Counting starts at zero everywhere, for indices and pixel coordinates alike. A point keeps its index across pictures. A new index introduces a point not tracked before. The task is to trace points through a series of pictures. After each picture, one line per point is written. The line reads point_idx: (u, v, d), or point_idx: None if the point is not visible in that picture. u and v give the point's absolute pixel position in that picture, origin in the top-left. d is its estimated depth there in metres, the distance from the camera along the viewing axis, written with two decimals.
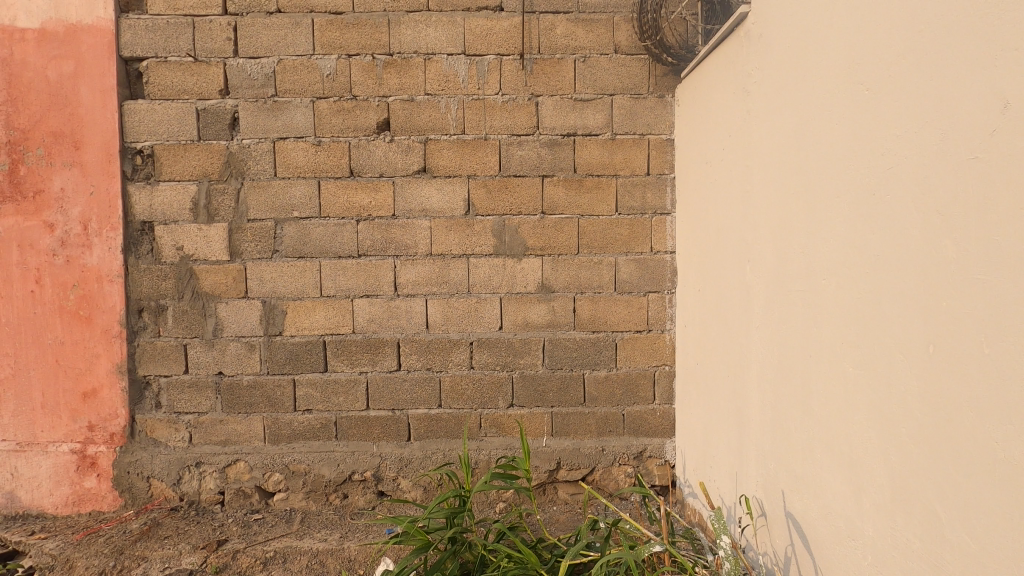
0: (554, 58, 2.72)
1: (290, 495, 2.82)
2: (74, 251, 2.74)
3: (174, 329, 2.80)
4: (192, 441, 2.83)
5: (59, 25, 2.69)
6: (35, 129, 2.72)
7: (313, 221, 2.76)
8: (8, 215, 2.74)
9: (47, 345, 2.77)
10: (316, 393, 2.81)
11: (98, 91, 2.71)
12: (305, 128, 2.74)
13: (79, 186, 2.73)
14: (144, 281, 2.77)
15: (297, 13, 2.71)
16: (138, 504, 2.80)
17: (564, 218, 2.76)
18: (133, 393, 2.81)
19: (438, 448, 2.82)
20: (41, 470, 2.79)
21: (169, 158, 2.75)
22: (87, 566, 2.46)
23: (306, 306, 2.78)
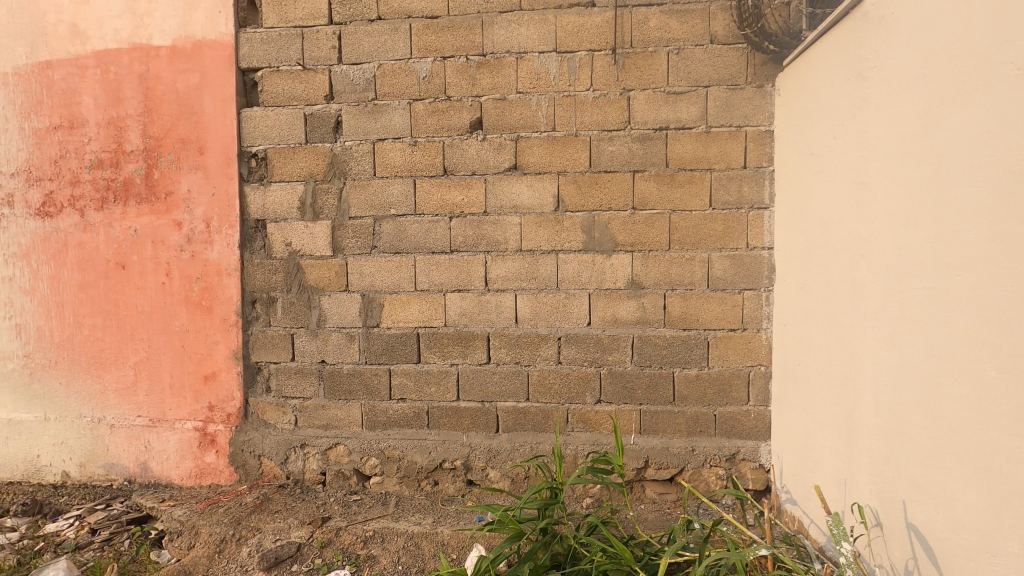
0: (647, 52, 2.69)
1: (386, 480, 2.96)
2: (199, 246, 3.02)
3: (283, 319, 3.01)
4: (298, 424, 3.04)
5: (187, 42, 2.97)
6: (166, 136, 3.01)
7: (409, 218, 2.88)
8: (144, 214, 3.05)
9: (175, 332, 3.06)
10: (410, 383, 2.94)
11: (220, 100, 2.96)
12: (403, 129, 2.86)
13: (203, 188, 3.00)
14: (257, 274, 3.00)
15: (396, 19, 2.84)
16: (251, 480, 3.04)
17: (655, 214, 2.72)
18: (247, 377, 3.05)
19: (525, 441, 2.87)
20: (169, 444, 3.10)
21: (280, 160, 2.95)
22: (210, 533, 2.69)
23: (401, 299, 2.91)
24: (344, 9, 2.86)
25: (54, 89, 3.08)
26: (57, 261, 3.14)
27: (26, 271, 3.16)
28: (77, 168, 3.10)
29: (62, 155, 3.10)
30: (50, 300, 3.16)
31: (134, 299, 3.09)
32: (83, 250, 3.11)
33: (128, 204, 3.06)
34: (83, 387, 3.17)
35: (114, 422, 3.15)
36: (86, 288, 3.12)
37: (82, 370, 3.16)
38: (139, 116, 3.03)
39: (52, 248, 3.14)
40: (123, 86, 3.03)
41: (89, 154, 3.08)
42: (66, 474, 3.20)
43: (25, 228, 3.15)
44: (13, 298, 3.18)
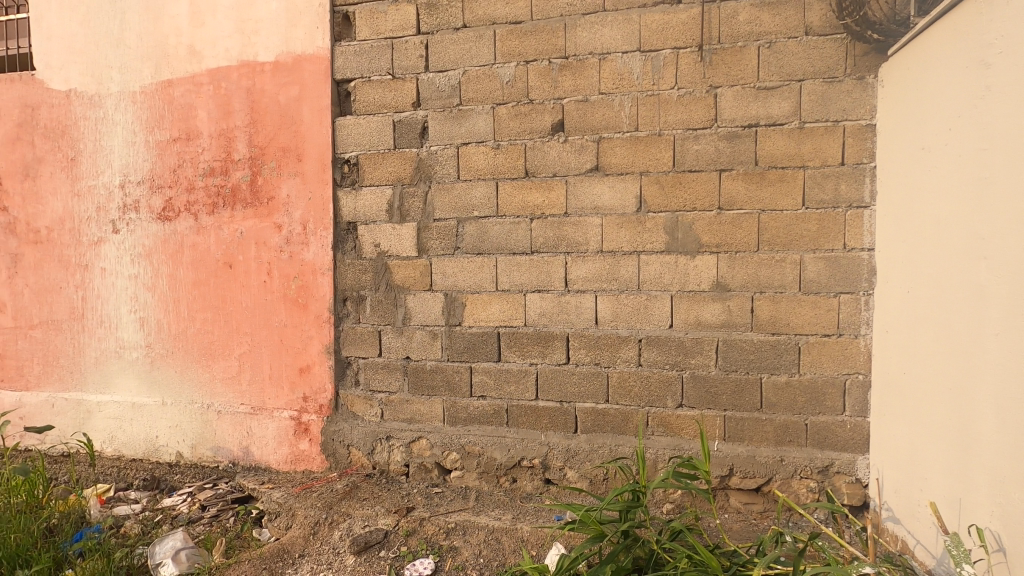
0: (736, 47, 2.61)
1: (466, 474, 3.05)
2: (296, 247, 3.23)
3: (371, 316, 3.16)
4: (384, 417, 3.18)
5: (288, 57, 3.19)
6: (269, 145, 3.25)
7: (491, 220, 2.95)
8: (249, 217, 3.31)
9: (275, 327, 3.29)
10: (490, 381, 3.00)
11: (317, 110, 3.16)
12: (486, 133, 2.93)
13: (301, 193, 3.21)
14: (348, 274, 3.17)
15: (480, 26, 2.92)
16: (340, 468, 3.22)
17: (743, 214, 2.64)
18: (338, 371, 3.23)
19: (604, 443, 2.86)
20: (268, 431, 3.34)
21: (370, 165, 3.11)
22: (305, 515, 2.87)
23: (483, 299, 2.99)
24: (431, 19, 2.98)
25: (174, 105, 3.41)
26: (175, 260, 3.46)
27: (148, 270, 3.52)
28: (192, 176, 3.40)
29: (180, 164, 3.42)
30: (168, 296, 3.49)
31: (239, 296, 3.35)
32: (196, 250, 3.42)
33: (235, 208, 3.33)
34: (194, 375, 3.48)
35: (221, 408, 3.43)
36: (199, 285, 3.42)
37: (194, 360, 3.47)
38: (246, 127, 3.29)
39: (171, 249, 3.47)
40: (232, 100, 3.30)
41: (202, 163, 3.38)
42: (180, 454, 3.52)
43: (148, 230, 3.50)
44: (137, 293, 3.55)
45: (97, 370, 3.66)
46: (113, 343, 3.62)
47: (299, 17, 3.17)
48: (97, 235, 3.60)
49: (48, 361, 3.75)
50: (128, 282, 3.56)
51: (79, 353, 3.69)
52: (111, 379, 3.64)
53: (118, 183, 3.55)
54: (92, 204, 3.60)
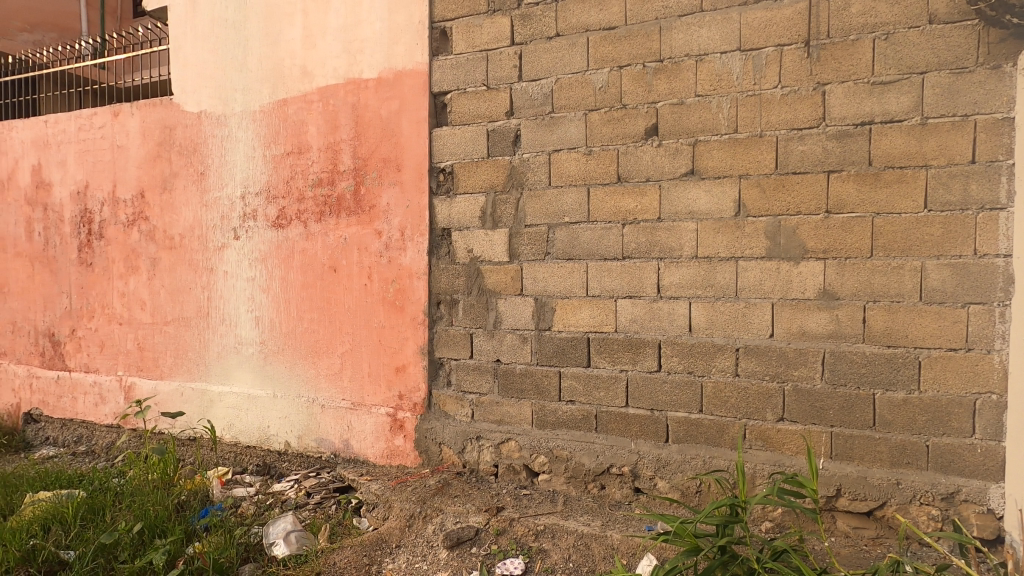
0: (848, 41, 2.46)
1: (554, 478, 3.06)
2: (395, 252, 3.41)
3: (463, 319, 3.27)
4: (474, 417, 3.28)
5: (390, 73, 3.38)
6: (371, 157, 3.45)
7: (582, 225, 2.96)
8: (353, 225, 3.53)
9: (374, 327, 3.49)
10: (579, 386, 3.01)
11: (415, 122, 3.32)
12: (578, 139, 2.95)
13: (399, 201, 3.38)
14: (442, 278, 3.30)
15: (574, 34, 2.94)
16: (433, 465, 3.34)
17: (854, 217, 2.47)
18: (431, 371, 3.36)
19: (697, 454, 2.77)
20: (367, 426, 3.53)
21: (464, 174, 3.22)
22: (401, 508, 3.01)
23: (573, 304, 3.00)
24: (525, 30, 3.05)
25: (288, 122, 3.71)
26: (287, 264, 3.76)
27: (264, 273, 3.84)
28: (302, 187, 3.68)
29: (293, 176, 3.72)
30: (280, 297, 3.79)
31: (342, 298, 3.59)
32: (305, 255, 3.69)
33: (340, 216, 3.57)
34: (302, 371, 3.75)
35: (325, 402, 3.67)
36: (307, 287, 3.70)
37: (301, 357, 3.75)
38: (351, 141, 3.52)
39: (283, 253, 3.77)
40: (339, 116, 3.54)
41: (312, 174, 3.65)
42: (288, 443, 3.81)
43: (264, 237, 3.83)
44: (254, 294, 3.89)
45: (219, 363, 4.04)
46: (232, 340, 3.98)
47: (400, 35, 3.35)
48: (221, 241, 3.98)
49: (178, 354, 4.19)
50: (246, 283, 3.91)
51: (204, 348, 4.09)
52: (230, 372, 4.01)
53: (239, 195, 3.91)
54: (217, 213, 3.99)
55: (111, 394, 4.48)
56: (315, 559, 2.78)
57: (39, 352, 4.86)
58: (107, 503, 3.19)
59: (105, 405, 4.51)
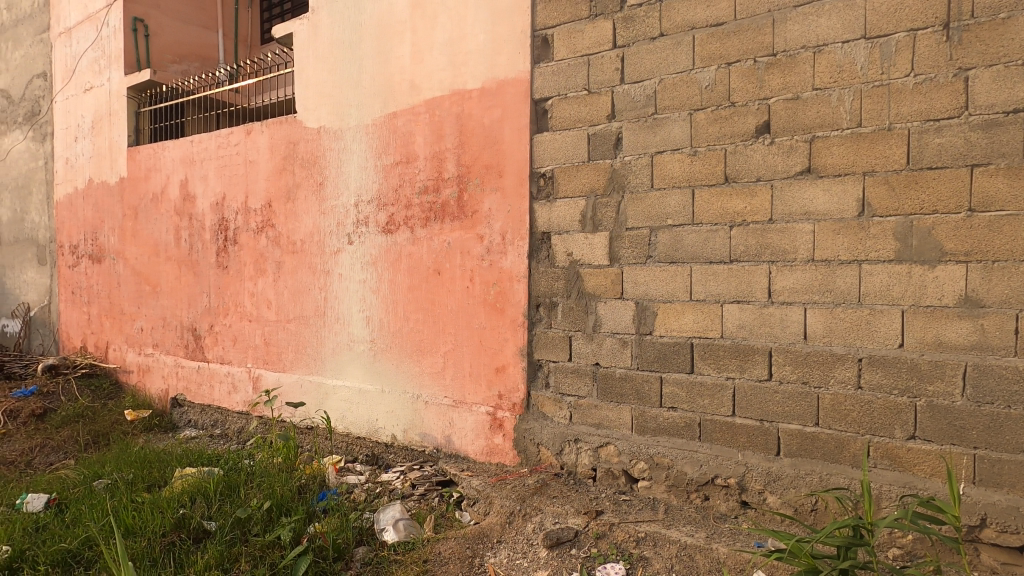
0: (996, 20, 2.23)
1: (654, 485, 3.01)
2: (496, 256, 3.51)
3: (562, 322, 3.30)
4: (572, 420, 3.29)
5: (493, 82, 3.49)
6: (474, 164, 3.58)
7: (686, 228, 2.89)
8: (456, 229, 3.68)
9: (475, 328, 3.61)
10: (682, 393, 2.93)
11: (517, 129, 3.41)
12: (682, 140, 2.89)
13: (501, 206, 3.48)
14: (542, 281, 3.35)
15: (679, 33, 2.89)
16: (531, 464, 3.40)
17: (1004, 216, 2.22)
18: (530, 372, 3.42)
19: (812, 470, 2.61)
20: (468, 423, 3.66)
21: (565, 178, 3.26)
22: (502, 504, 3.08)
23: (676, 309, 2.93)
24: (628, 32, 3.03)
25: (398, 133, 3.94)
26: (395, 268, 3.99)
27: (374, 275, 4.11)
28: (410, 194, 3.90)
29: (401, 184, 3.94)
30: (389, 298, 4.03)
31: (446, 299, 3.75)
32: (412, 259, 3.90)
33: (444, 221, 3.74)
34: (407, 369, 3.96)
35: (429, 399, 3.86)
36: (413, 289, 3.90)
37: (407, 355, 3.96)
38: (455, 149, 3.67)
39: (392, 257, 4.00)
40: (444, 126, 3.71)
41: (419, 182, 3.85)
42: (394, 437, 4.03)
43: (375, 242, 4.09)
44: (365, 295, 4.16)
45: (333, 358, 4.37)
46: (345, 338, 4.29)
47: (502, 45, 3.45)
48: (336, 246, 4.31)
49: (299, 350, 4.58)
50: (358, 285, 4.20)
51: (321, 344, 4.44)
52: (343, 367, 4.32)
53: (353, 203, 4.21)
54: (333, 220, 4.31)
55: (242, 383, 4.98)
56: (422, 547, 2.92)
57: (183, 344, 5.51)
58: (240, 481, 3.52)
59: (236, 394, 5.02)
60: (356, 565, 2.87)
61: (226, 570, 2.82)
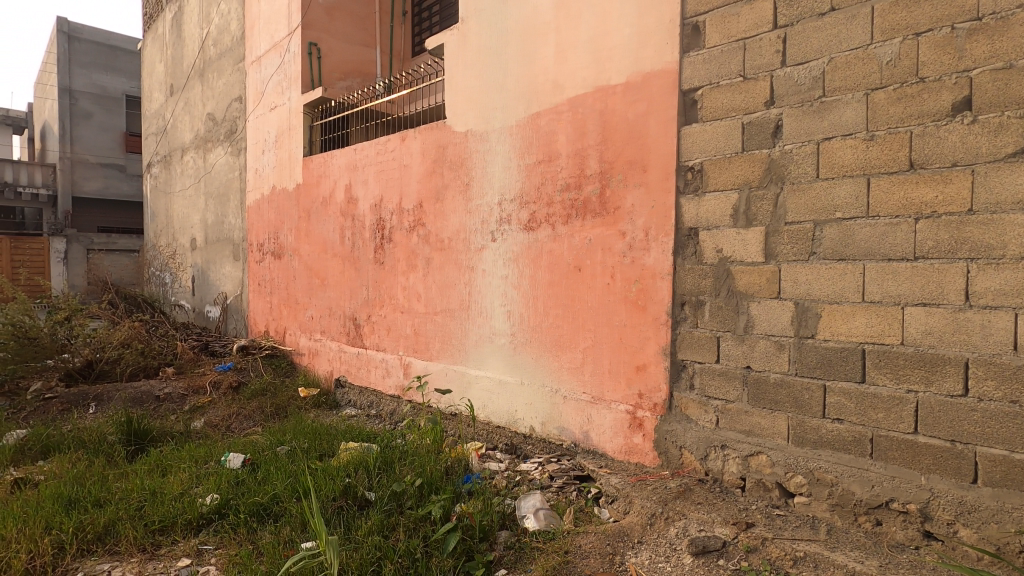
0: None
1: (813, 503, 2.76)
2: (638, 253, 3.45)
3: (710, 321, 3.15)
4: (719, 424, 3.14)
5: (638, 76, 3.43)
6: (617, 160, 3.55)
7: (859, 222, 2.61)
8: (598, 226, 3.68)
9: (615, 326, 3.59)
10: (850, 404, 2.65)
11: (663, 122, 3.31)
12: (856, 124, 2.61)
13: (644, 202, 3.41)
14: (687, 279, 3.23)
15: (854, 5, 2.61)
16: (672, 467, 3.30)
17: None
18: (673, 372, 3.32)
19: (1022, 505, 2.22)
20: (606, 421, 3.66)
21: (715, 171, 3.11)
22: (642, 505, 3.03)
23: (845, 311, 2.66)
24: (792, 10, 2.81)
25: (540, 133, 4.03)
26: (536, 264, 4.10)
27: (516, 272, 4.25)
28: (552, 192, 3.97)
29: (543, 182, 4.03)
30: (529, 294, 4.15)
31: (586, 296, 3.77)
32: (553, 256, 3.98)
33: (585, 218, 3.75)
34: (546, 363, 4.05)
35: (567, 394, 3.91)
36: (553, 285, 3.98)
37: (546, 349, 4.04)
38: (598, 146, 3.67)
39: (533, 254, 4.11)
40: (587, 123, 3.73)
41: (561, 180, 3.91)
42: (532, 428, 4.15)
43: (517, 239, 4.23)
44: (507, 291, 4.33)
45: (476, 350, 4.61)
46: (487, 330, 4.49)
47: (649, 37, 3.37)
48: (480, 243, 4.53)
49: (445, 340, 4.89)
50: (500, 281, 4.37)
51: (464, 336, 4.70)
52: (485, 358, 4.53)
53: (497, 202, 4.39)
54: (478, 219, 4.54)
55: (394, 369, 5.44)
56: (562, 538, 2.95)
57: (346, 332, 6.15)
58: (395, 458, 3.85)
59: (390, 378, 5.50)
60: (500, 547, 2.96)
61: (384, 536, 3.05)
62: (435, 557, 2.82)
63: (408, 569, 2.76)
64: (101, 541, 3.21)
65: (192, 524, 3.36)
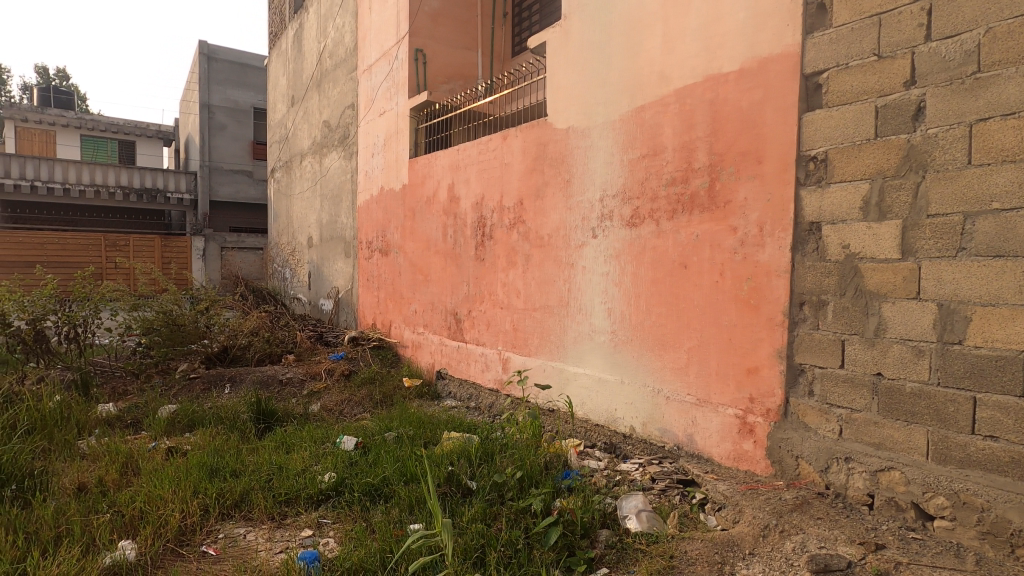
0: None
1: (958, 528, 2.47)
2: (751, 249, 3.26)
3: (833, 323, 2.91)
4: (843, 435, 2.90)
5: (753, 62, 3.24)
6: (729, 151, 3.38)
7: (1021, 213, 2.29)
8: (706, 221, 3.53)
9: (723, 326, 3.43)
10: (1006, 420, 2.34)
11: (782, 110, 3.10)
12: (1019, 101, 2.29)
13: (759, 195, 3.22)
14: (808, 277, 3.01)
15: None
16: (787, 478, 3.10)
17: None
18: (789, 377, 3.11)
19: None
20: (712, 424, 3.51)
21: (842, 160, 2.87)
22: (754, 516, 2.88)
23: (1001, 314, 2.35)
24: None
25: (645, 127, 3.94)
26: (638, 261, 4.01)
27: (617, 269, 4.18)
28: (657, 187, 3.86)
29: (647, 177, 3.93)
30: (631, 291, 4.08)
31: (692, 294, 3.63)
32: (657, 252, 3.87)
33: (692, 213, 3.61)
34: (648, 362, 3.95)
35: (670, 395, 3.79)
36: (657, 283, 3.87)
37: (648, 349, 3.95)
38: (707, 137, 3.51)
39: (636, 250, 4.03)
40: (696, 114, 3.58)
41: (666, 174, 3.79)
42: (632, 428, 4.07)
43: (618, 235, 4.17)
44: (608, 288, 4.27)
45: (575, 347, 4.60)
46: (587, 328, 4.47)
47: (767, 19, 3.17)
48: (581, 240, 4.51)
49: (543, 336, 4.93)
50: (601, 278, 4.33)
51: (563, 332, 4.71)
52: (584, 355, 4.51)
53: (598, 198, 4.34)
54: (579, 216, 4.52)
55: (493, 363, 5.57)
56: (667, 542, 2.86)
57: (447, 326, 6.39)
58: (495, 450, 3.94)
59: (489, 372, 5.64)
60: (601, 546, 2.94)
61: (487, 524, 3.13)
62: (537, 549, 2.85)
63: (510, 559, 2.81)
64: (238, 507, 3.57)
65: (313, 498, 3.65)
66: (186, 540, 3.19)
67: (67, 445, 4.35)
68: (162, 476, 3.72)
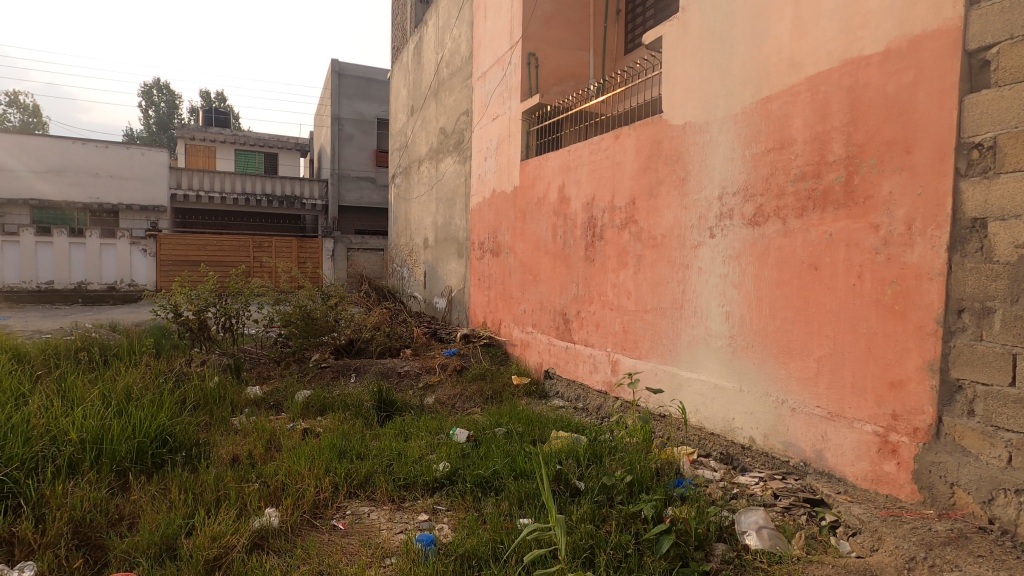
0: None
1: None
2: (896, 249, 2.94)
3: (1001, 334, 2.55)
4: (1012, 463, 2.53)
5: (902, 41, 2.91)
6: (871, 142, 3.07)
7: None
8: (842, 219, 3.23)
9: (862, 334, 3.12)
10: None
11: (937, 92, 2.76)
12: None
13: (907, 188, 2.88)
14: (968, 280, 2.66)
15: None
16: (939, 507, 2.76)
17: None
18: (943, 393, 2.76)
19: None
20: (846, 441, 3.21)
21: (1016, 146, 2.51)
22: (897, 546, 2.58)
23: None
24: None
25: (771, 118, 3.69)
26: (761, 262, 3.77)
27: (737, 270, 3.97)
28: (784, 183, 3.60)
29: (774, 173, 3.68)
30: (753, 293, 3.84)
31: (824, 298, 3.34)
32: (783, 253, 3.61)
33: (826, 210, 3.33)
34: (772, 370, 3.70)
35: (796, 406, 3.52)
36: (782, 285, 3.62)
37: (772, 356, 3.69)
38: (845, 127, 3.22)
39: (759, 251, 3.79)
40: (831, 103, 3.30)
41: (795, 169, 3.52)
42: (752, 439, 3.83)
43: (739, 235, 3.95)
44: (726, 290, 4.06)
45: (689, 351, 4.42)
46: (703, 331, 4.28)
47: None
48: (697, 240, 4.32)
49: (655, 339, 4.80)
50: (719, 279, 4.12)
51: (677, 335, 4.55)
52: (699, 361, 4.33)
53: (717, 196, 4.14)
54: (695, 215, 4.34)
55: (602, 364, 5.52)
56: (792, 564, 2.66)
57: (556, 326, 6.43)
58: (604, 452, 3.91)
59: (597, 373, 5.59)
60: (717, 560, 2.78)
61: (596, 525, 3.11)
62: (648, 555, 2.77)
63: (620, 563, 2.76)
64: (363, 487, 3.87)
65: (429, 485, 3.86)
66: (319, 513, 3.51)
67: (223, 421, 4.99)
68: (300, 454, 4.13)
